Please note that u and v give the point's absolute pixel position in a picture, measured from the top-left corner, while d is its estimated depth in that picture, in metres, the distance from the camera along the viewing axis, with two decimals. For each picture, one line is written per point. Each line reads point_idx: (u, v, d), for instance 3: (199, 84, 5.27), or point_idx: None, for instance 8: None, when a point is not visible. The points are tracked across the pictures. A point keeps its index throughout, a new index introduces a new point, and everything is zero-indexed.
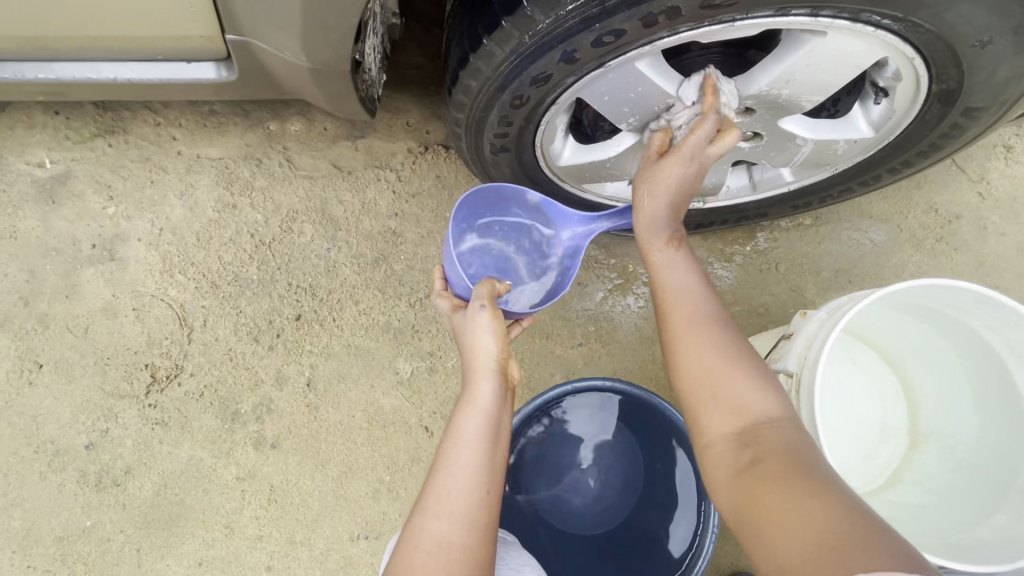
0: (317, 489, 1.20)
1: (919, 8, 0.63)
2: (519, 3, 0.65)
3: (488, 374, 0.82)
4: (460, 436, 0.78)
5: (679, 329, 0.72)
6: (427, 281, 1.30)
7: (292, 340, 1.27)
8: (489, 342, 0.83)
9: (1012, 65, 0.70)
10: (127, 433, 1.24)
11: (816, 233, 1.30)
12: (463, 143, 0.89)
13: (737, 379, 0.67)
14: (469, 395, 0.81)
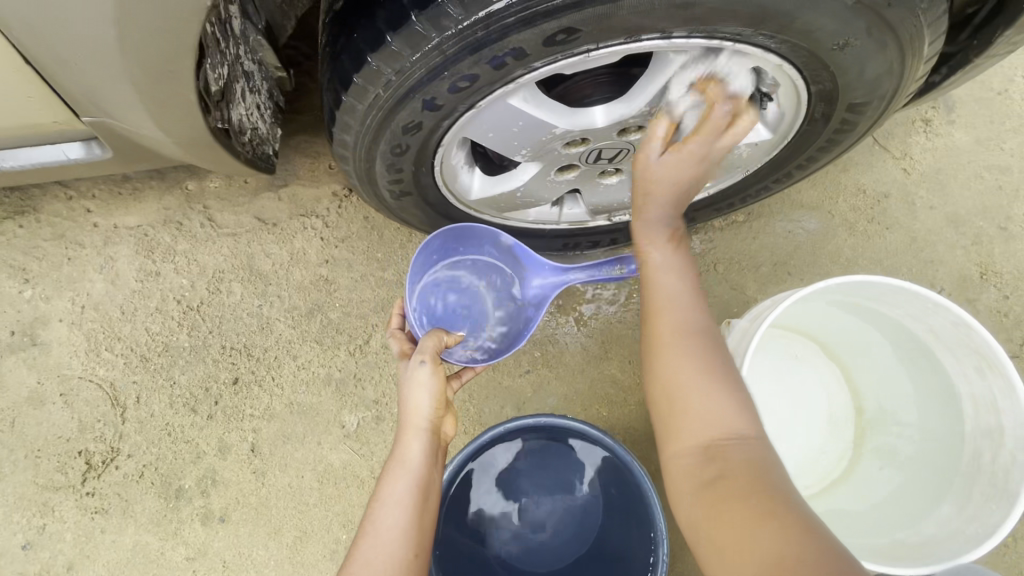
0: (271, 559, 1.16)
1: (769, 20, 0.62)
2: (364, 59, 0.63)
3: (419, 432, 0.77)
4: (386, 497, 0.74)
5: (661, 342, 0.70)
6: (365, 326, 1.26)
7: (231, 406, 1.23)
8: (425, 399, 0.77)
9: (880, 61, 0.70)
10: (66, 527, 1.18)
11: (751, 229, 1.29)
12: (363, 193, 0.87)
13: (707, 391, 0.67)
14: (398, 453, 0.76)
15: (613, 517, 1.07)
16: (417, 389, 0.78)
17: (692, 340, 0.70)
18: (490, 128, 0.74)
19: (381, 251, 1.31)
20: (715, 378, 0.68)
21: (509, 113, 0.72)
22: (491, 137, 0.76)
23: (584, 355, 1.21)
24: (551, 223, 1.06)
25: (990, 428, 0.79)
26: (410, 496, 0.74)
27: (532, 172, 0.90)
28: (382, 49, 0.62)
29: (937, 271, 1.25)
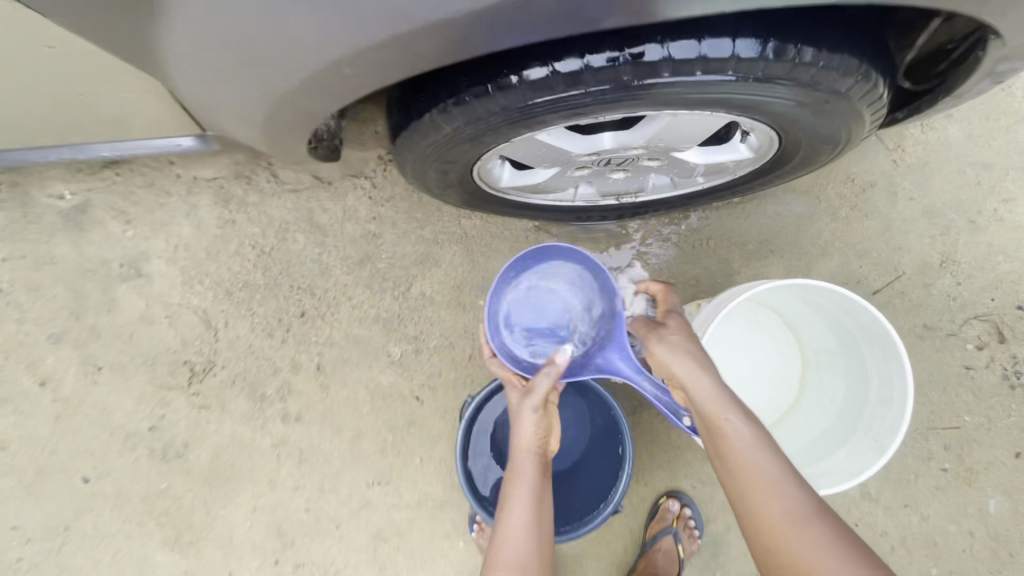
0: (335, 450, 1.51)
1: (734, 104, 0.81)
2: (425, 112, 0.84)
3: (530, 455, 1.02)
4: (515, 503, 0.96)
5: (774, 522, 0.81)
6: (407, 275, 1.52)
7: (300, 333, 1.53)
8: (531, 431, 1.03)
9: (831, 125, 0.87)
10: (180, 417, 1.54)
11: (744, 209, 1.47)
12: (414, 182, 1.08)
13: (815, 553, 0.76)
14: (517, 471, 1.01)
15: (603, 442, 1.38)
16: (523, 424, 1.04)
17: (791, 503, 0.82)
18: (520, 150, 0.93)
19: (422, 212, 1.53)
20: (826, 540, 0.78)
21: (535, 141, 0.91)
22: (521, 154, 0.96)
23: None
24: (567, 202, 1.26)
25: (883, 397, 1.04)
26: (526, 517, 0.94)
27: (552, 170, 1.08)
28: (440, 109, 0.83)
29: (903, 256, 1.43)
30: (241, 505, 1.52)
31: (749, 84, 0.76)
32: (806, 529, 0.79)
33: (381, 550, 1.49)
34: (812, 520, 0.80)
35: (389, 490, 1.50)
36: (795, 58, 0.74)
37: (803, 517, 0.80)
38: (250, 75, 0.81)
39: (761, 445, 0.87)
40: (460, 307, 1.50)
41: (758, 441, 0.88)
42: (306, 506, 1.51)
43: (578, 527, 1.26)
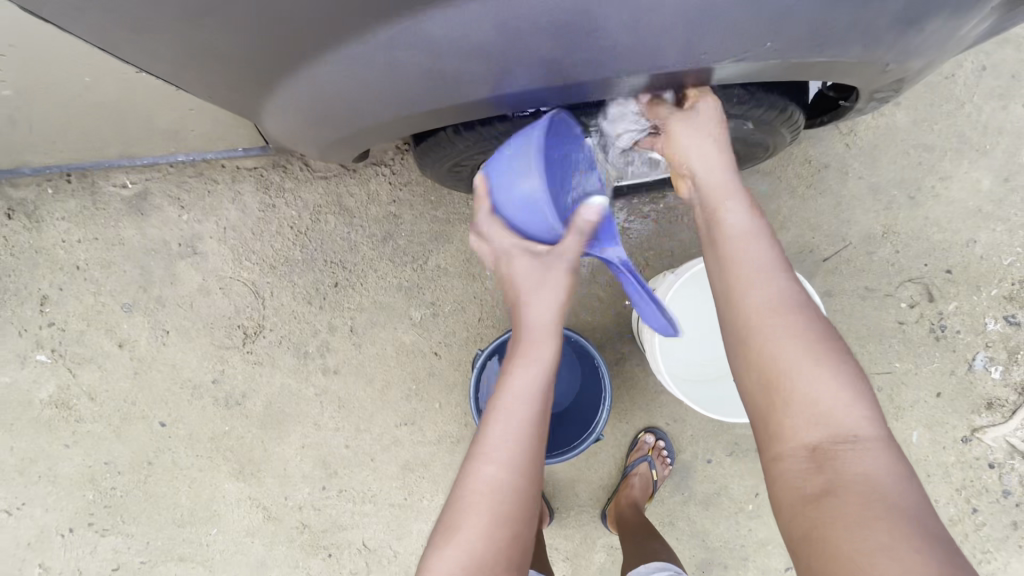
0: (369, 396, 1.81)
1: (679, 127, 1.05)
2: (439, 134, 1.07)
3: (547, 337, 1.08)
4: (513, 389, 1.03)
5: (758, 312, 0.94)
6: (423, 250, 1.77)
7: (334, 301, 1.80)
8: (552, 305, 1.08)
9: (759, 131, 1.12)
10: (237, 371, 1.83)
11: None
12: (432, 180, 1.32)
13: (817, 378, 0.87)
14: (533, 350, 1.07)
15: (592, 386, 1.64)
16: (544, 295, 1.07)
17: (794, 325, 0.92)
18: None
19: (435, 194, 1.76)
20: (821, 367, 0.89)
21: None
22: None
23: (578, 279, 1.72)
24: None
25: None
26: (532, 388, 1.03)
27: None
28: (452, 135, 1.06)
29: (850, 229, 1.66)
30: (292, 442, 1.83)
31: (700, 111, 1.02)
32: (816, 341, 0.91)
33: (409, 477, 1.81)
34: (819, 343, 0.91)
35: (414, 429, 1.80)
36: (718, 96, 0.99)
37: (814, 345, 0.90)
38: (300, 115, 1.01)
39: (779, 271, 0.97)
40: (470, 277, 1.76)
41: (782, 269, 0.98)
42: (346, 442, 1.82)
43: (563, 452, 1.57)
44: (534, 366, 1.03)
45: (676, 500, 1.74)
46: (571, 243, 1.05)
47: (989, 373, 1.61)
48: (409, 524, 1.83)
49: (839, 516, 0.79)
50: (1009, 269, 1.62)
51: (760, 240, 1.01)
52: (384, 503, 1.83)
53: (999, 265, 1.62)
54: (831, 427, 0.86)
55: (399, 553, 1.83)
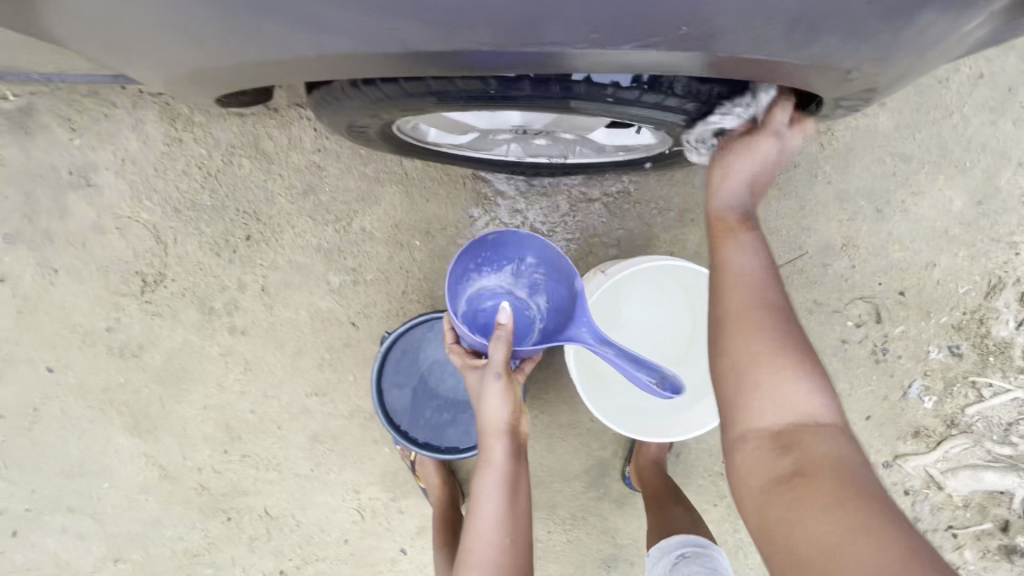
0: (278, 362, 1.67)
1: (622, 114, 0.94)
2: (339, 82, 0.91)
3: (496, 435, 1.30)
4: (487, 492, 1.28)
5: (728, 310, 0.96)
6: (348, 210, 1.59)
7: (245, 255, 1.62)
8: (496, 404, 1.28)
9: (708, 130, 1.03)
10: (134, 321, 1.67)
11: (673, 178, 1.55)
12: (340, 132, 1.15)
13: (778, 374, 0.90)
14: (488, 451, 1.31)
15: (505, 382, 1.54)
16: (490, 402, 1.28)
17: (759, 316, 0.94)
18: (435, 120, 1.09)
19: (366, 149, 1.57)
20: (785, 351, 0.91)
21: (439, 117, 1.05)
22: (438, 122, 1.11)
23: None
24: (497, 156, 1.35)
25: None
26: (501, 484, 1.29)
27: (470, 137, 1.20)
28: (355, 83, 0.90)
29: (809, 237, 1.54)
30: (193, 401, 1.71)
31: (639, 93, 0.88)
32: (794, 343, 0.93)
33: (317, 449, 1.72)
34: (789, 345, 0.92)
35: (326, 401, 1.69)
36: (670, 87, 0.88)
37: (772, 334, 0.92)
38: (111, 5, 0.79)
39: (763, 278, 0.98)
40: (397, 245, 1.60)
41: (770, 277, 0.99)
42: (251, 407, 1.70)
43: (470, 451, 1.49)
44: (496, 467, 1.28)
45: (592, 497, 1.70)
46: (501, 355, 1.26)
47: (923, 402, 1.55)
48: (314, 495, 1.75)
49: (806, 497, 0.80)
50: (963, 297, 1.54)
51: (750, 244, 1.01)
52: (289, 472, 1.74)
53: (954, 292, 1.54)
54: (791, 418, 0.88)
55: (302, 522, 1.77)
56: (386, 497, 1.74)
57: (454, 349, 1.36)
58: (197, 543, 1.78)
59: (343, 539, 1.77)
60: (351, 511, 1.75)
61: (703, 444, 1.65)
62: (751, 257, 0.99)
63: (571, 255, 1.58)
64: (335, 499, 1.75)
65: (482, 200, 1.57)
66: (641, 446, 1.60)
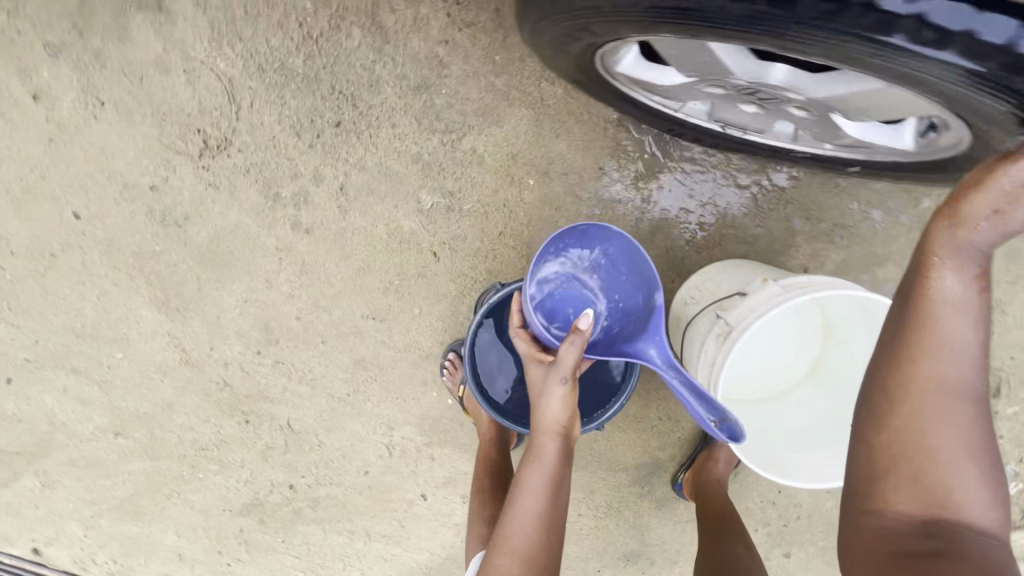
0: (339, 273, 1.48)
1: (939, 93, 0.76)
2: None
3: (553, 435, 1.14)
4: (528, 485, 1.13)
5: (927, 378, 0.77)
6: (462, 123, 1.34)
7: (329, 145, 1.38)
8: (557, 403, 1.13)
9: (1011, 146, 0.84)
10: (185, 187, 1.44)
11: (839, 186, 1.35)
12: (539, 35, 0.96)
13: (964, 470, 0.76)
14: (541, 449, 1.14)
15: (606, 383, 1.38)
16: (551, 400, 1.14)
17: (960, 394, 0.77)
18: (675, 48, 0.87)
19: (502, 56, 1.31)
20: (971, 444, 0.77)
21: (689, 43, 0.83)
22: (674, 54, 0.89)
23: (633, 230, 1.38)
24: (671, 111, 1.14)
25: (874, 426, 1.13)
26: (545, 484, 1.13)
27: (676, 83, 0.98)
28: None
29: None
30: (233, 292, 1.51)
31: (971, 83, 0.72)
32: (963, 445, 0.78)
33: (359, 375, 1.57)
34: (994, 453, 0.78)
35: (381, 328, 1.52)
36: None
37: (982, 438, 0.77)
38: None
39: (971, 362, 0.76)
40: (507, 179, 1.37)
41: (982, 355, 0.77)
42: (297, 314, 1.53)
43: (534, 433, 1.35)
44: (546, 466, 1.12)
45: (632, 491, 1.62)
46: (571, 360, 1.10)
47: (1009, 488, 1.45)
48: (343, 421, 1.62)
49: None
50: None
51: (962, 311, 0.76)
52: (323, 391, 1.60)
53: None
54: (951, 512, 0.76)
55: (324, 444, 1.65)
56: (419, 440, 1.62)
57: (520, 331, 1.21)
58: (208, 437, 1.66)
59: (363, 471, 1.67)
60: (379, 445, 1.64)
61: None
62: (973, 323, 0.76)
63: (698, 241, 1.38)
64: (364, 429, 1.63)
65: (620, 153, 1.34)
66: (707, 459, 1.50)
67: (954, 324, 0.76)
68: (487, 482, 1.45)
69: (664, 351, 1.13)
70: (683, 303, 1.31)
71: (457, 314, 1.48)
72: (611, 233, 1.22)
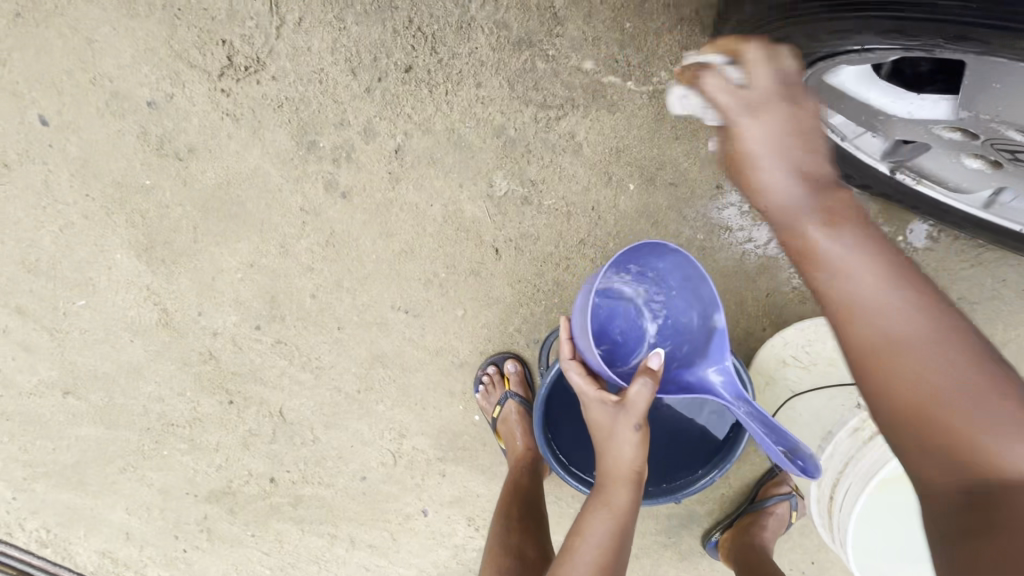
0: (374, 253, 1.21)
1: None
2: None
3: (625, 484, 0.82)
4: (589, 533, 0.84)
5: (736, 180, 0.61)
6: (565, 99, 1.10)
7: (391, 94, 1.11)
8: (629, 448, 0.80)
9: None
10: (193, 111, 1.14)
11: (977, 255, 1.16)
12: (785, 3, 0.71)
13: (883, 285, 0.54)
14: (607, 496, 0.83)
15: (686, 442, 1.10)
16: (621, 446, 0.80)
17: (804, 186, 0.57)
18: (1000, 80, 0.62)
19: (631, 25, 1.06)
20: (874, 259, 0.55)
21: None
22: (986, 87, 0.64)
23: (736, 264, 1.17)
24: (846, 139, 0.92)
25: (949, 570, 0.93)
26: (607, 540, 0.82)
27: (933, 120, 0.73)
28: None
29: None
30: (238, 252, 1.23)
31: None
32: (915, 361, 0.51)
33: (375, 372, 1.33)
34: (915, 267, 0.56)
35: (413, 325, 1.27)
36: None
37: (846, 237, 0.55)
38: None
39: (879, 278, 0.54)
40: (603, 178, 1.13)
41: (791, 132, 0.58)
42: (313, 292, 1.26)
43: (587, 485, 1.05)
44: (609, 517, 0.82)
45: (655, 540, 1.47)
46: (644, 402, 0.76)
47: None
48: (347, 419, 1.38)
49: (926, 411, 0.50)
50: None
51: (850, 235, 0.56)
52: (328, 383, 1.35)
53: None
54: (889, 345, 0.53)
55: (319, 441, 1.42)
56: (432, 453, 1.40)
57: (574, 362, 0.84)
58: (180, 413, 1.40)
59: (359, 476, 1.44)
60: (383, 451, 1.41)
61: (801, 539, 1.42)
62: (767, 120, 0.57)
63: (805, 290, 1.18)
64: (370, 432, 1.39)
65: None
66: (752, 524, 1.33)
67: (740, 141, 0.58)
68: (516, 509, 1.17)
69: (731, 383, 0.79)
70: (780, 363, 1.08)
71: (507, 325, 1.25)
72: (666, 245, 0.84)
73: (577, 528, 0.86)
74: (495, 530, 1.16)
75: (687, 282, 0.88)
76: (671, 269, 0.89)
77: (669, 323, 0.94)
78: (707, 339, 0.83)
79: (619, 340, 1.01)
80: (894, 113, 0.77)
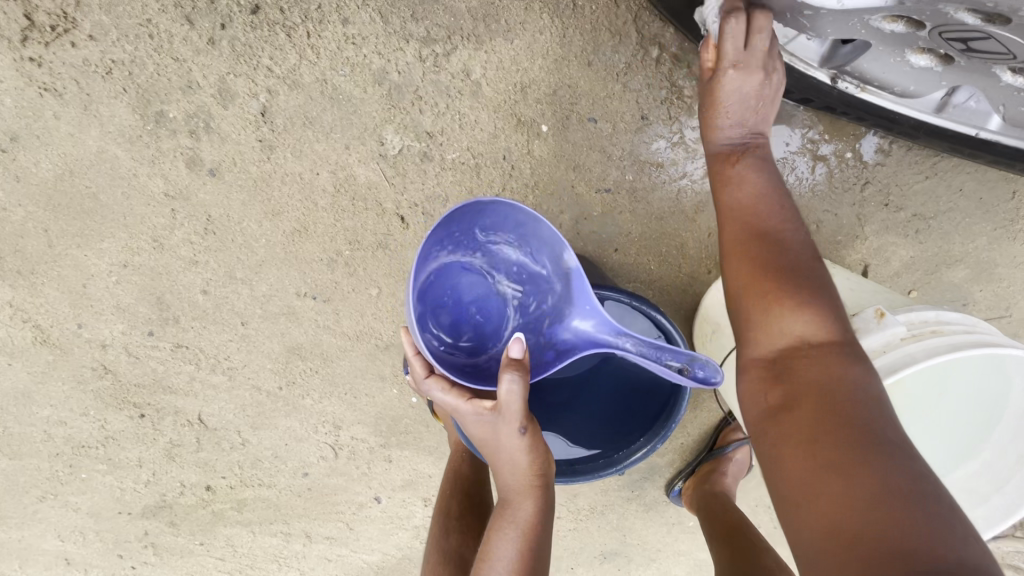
0: (263, 237, 1.05)
1: None
2: None
3: (528, 494, 0.78)
4: (497, 556, 0.77)
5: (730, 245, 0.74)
6: (450, 29, 0.93)
7: (241, 43, 0.92)
8: (521, 453, 0.76)
9: None
10: (3, 90, 0.93)
11: (932, 164, 1.06)
12: None
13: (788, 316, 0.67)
14: (511, 512, 0.79)
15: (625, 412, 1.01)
16: (512, 453, 0.76)
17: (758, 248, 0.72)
18: None
19: None
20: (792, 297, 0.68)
21: None
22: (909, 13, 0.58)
23: (672, 205, 1.04)
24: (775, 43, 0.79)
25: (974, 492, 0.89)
26: (515, 562, 0.77)
27: (870, 7, 0.57)
28: None
29: None
30: (106, 253, 1.06)
31: None
32: (848, 413, 0.60)
33: (294, 365, 1.20)
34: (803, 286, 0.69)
35: (324, 311, 1.13)
36: None
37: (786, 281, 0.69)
38: None
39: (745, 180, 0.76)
40: (510, 121, 0.98)
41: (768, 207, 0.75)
42: (203, 288, 1.10)
43: None
44: (516, 533, 0.77)
45: (619, 496, 1.42)
46: (519, 400, 0.71)
47: None
48: (274, 417, 1.27)
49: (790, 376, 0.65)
50: None
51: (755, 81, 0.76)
52: (245, 383, 1.22)
53: None
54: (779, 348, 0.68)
55: (249, 444, 1.30)
56: (373, 441, 1.31)
57: (432, 379, 0.73)
58: (88, 434, 1.27)
59: (301, 472, 1.34)
60: (321, 446, 1.31)
61: None
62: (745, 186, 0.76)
63: None
64: (302, 428, 1.28)
65: (670, 99, 0.98)
66: (712, 472, 1.27)
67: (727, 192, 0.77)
68: (454, 503, 1.10)
69: (604, 323, 0.77)
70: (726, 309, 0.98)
71: None
72: (482, 202, 0.77)
73: (484, 553, 0.79)
74: (432, 531, 1.07)
75: (522, 236, 0.82)
76: (509, 227, 0.82)
77: (519, 270, 0.85)
78: (568, 283, 0.80)
79: (480, 320, 0.86)
80: (822, 5, 0.60)
